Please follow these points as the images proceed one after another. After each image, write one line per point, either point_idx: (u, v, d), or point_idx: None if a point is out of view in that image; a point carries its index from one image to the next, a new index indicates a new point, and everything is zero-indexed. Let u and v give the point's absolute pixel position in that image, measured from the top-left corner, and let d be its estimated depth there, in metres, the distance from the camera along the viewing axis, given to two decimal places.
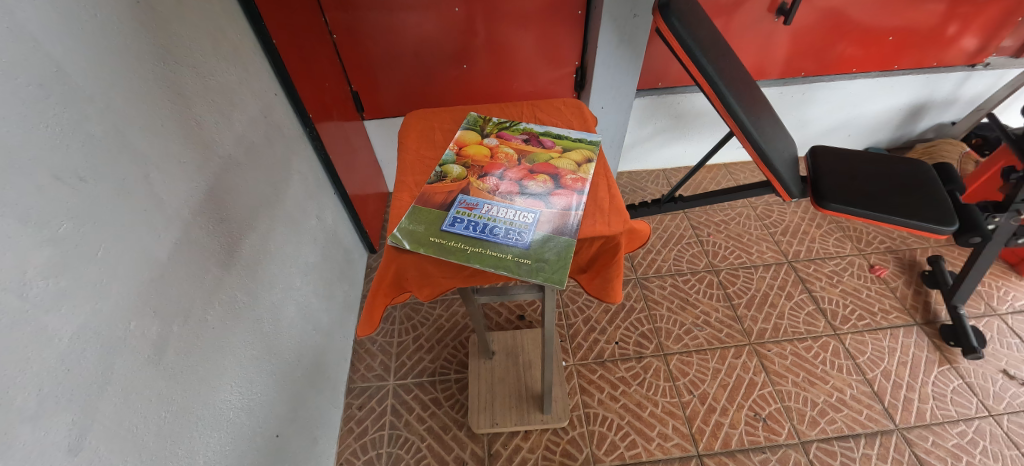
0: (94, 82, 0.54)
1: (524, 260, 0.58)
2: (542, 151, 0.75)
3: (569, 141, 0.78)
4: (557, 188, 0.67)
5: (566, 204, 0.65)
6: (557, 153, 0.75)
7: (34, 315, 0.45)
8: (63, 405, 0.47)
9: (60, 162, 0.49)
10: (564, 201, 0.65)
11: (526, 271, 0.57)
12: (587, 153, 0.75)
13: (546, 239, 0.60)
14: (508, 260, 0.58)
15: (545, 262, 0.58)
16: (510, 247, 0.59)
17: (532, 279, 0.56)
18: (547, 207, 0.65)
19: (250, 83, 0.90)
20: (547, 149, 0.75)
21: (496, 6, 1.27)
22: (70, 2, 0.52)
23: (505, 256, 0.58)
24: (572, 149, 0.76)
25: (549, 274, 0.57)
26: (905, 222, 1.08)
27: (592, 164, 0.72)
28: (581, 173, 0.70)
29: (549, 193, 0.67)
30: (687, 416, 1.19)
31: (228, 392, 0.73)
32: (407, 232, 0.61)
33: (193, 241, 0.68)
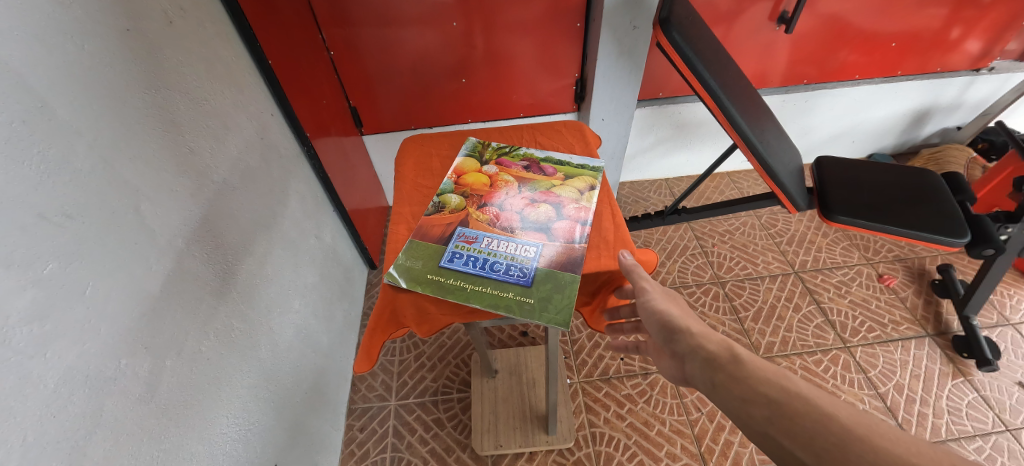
0: (81, 114, 0.52)
1: (526, 298, 0.56)
2: (544, 179, 0.73)
3: (570, 167, 0.76)
4: (560, 217, 0.66)
5: (569, 236, 0.63)
6: (560, 180, 0.73)
7: (19, 362, 0.44)
8: (52, 452, 0.46)
9: (43, 199, 0.47)
10: (570, 231, 0.64)
11: (529, 311, 0.55)
12: (591, 180, 0.73)
13: (549, 275, 0.59)
14: (509, 298, 0.56)
15: (548, 300, 0.56)
16: (511, 284, 0.58)
17: (535, 320, 0.55)
18: (550, 239, 0.63)
19: (246, 105, 0.89)
20: (549, 176, 0.74)
21: (494, 18, 1.26)
22: (54, 36, 0.51)
23: (506, 294, 0.57)
24: (575, 176, 0.74)
25: (554, 315, 0.55)
26: (915, 234, 1.06)
27: (595, 192, 0.71)
28: (584, 201, 0.69)
29: (552, 223, 0.65)
30: (696, 435, 1.17)
31: (225, 425, 0.71)
32: (404, 268, 0.59)
33: (186, 271, 0.66)
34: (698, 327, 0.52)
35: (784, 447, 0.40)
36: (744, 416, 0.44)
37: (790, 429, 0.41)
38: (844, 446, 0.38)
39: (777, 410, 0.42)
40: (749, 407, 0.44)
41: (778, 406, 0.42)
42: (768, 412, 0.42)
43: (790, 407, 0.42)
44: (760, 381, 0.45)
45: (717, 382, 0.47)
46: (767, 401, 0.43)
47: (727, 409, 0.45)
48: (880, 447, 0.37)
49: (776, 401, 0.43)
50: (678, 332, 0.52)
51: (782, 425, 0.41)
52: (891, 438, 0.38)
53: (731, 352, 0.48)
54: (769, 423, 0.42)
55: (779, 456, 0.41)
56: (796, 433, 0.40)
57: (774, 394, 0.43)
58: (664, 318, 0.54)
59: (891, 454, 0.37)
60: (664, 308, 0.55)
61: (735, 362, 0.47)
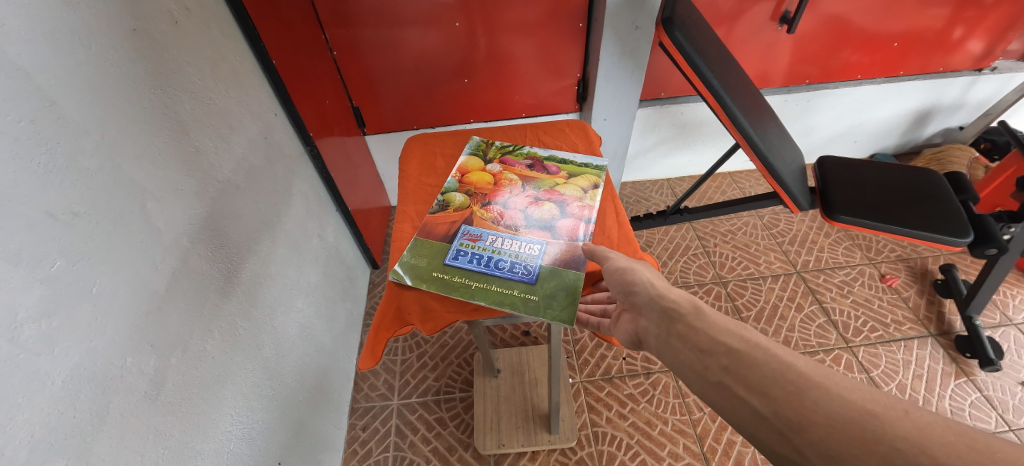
0: (88, 114, 0.53)
1: (530, 296, 0.57)
2: (547, 177, 0.74)
3: (574, 166, 0.76)
4: (564, 215, 0.66)
5: (573, 234, 0.64)
6: (563, 179, 0.73)
7: (26, 359, 0.44)
8: (60, 448, 0.46)
9: (51, 197, 0.48)
10: (573, 229, 0.64)
11: (534, 308, 0.56)
12: (594, 178, 0.73)
13: (553, 273, 0.59)
14: (514, 296, 0.57)
15: (553, 297, 0.56)
16: (516, 282, 0.58)
17: (540, 317, 0.55)
18: (554, 237, 0.63)
19: (250, 105, 0.89)
20: (552, 175, 0.74)
21: (496, 18, 1.26)
22: (62, 35, 0.51)
23: (511, 292, 0.57)
24: (578, 175, 0.74)
25: (558, 312, 0.55)
26: (918, 234, 1.06)
27: (598, 190, 0.71)
28: (587, 199, 0.69)
29: (556, 221, 0.66)
30: (698, 434, 1.17)
31: (229, 423, 0.72)
32: (409, 266, 0.60)
33: (191, 270, 0.67)
34: (663, 285, 0.52)
35: (738, 394, 0.39)
36: (701, 366, 0.43)
37: (745, 376, 0.40)
38: (795, 392, 0.37)
39: (734, 359, 0.41)
40: (705, 358, 0.43)
41: (735, 356, 0.41)
42: (725, 361, 0.42)
43: (747, 355, 0.41)
44: (719, 332, 0.44)
45: (675, 333, 0.46)
46: (724, 350, 0.42)
47: (683, 358, 0.45)
48: (829, 392, 0.36)
49: (733, 350, 0.42)
50: (642, 289, 0.52)
51: (737, 374, 0.40)
52: (841, 384, 0.36)
53: (694, 305, 0.48)
54: (725, 372, 0.41)
55: (730, 403, 0.40)
56: (750, 381, 0.39)
57: (732, 344, 0.42)
58: (629, 275, 0.55)
59: (839, 398, 0.35)
60: (630, 269, 0.55)
61: (696, 315, 0.47)
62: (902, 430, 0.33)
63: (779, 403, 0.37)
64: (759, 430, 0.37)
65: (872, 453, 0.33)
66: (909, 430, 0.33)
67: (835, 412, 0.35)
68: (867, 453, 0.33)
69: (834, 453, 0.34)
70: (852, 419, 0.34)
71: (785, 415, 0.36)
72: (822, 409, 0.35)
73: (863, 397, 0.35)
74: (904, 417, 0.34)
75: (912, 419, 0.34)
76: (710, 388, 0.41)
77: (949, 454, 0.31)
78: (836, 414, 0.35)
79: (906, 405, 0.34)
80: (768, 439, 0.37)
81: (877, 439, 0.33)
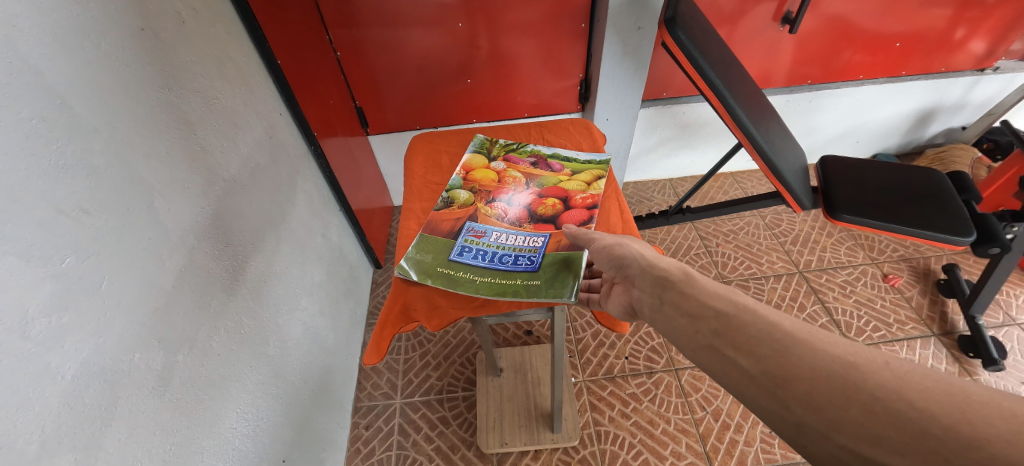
0: (97, 113, 0.53)
1: (533, 281, 0.58)
2: (551, 174, 0.74)
3: (578, 163, 0.77)
4: (568, 209, 0.67)
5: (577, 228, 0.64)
6: (567, 175, 0.74)
7: (38, 354, 0.45)
8: (69, 442, 0.47)
9: (62, 195, 0.48)
10: (577, 223, 0.65)
11: (536, 290, 0.57)
12: (598, 173, 0.74)
13: (553, 259, 0.60)
14: (517, 283, 0.57)
15: (554, 280, 0.58)
16: (519, 271, 0.59)
17: (543, 297, 0.56)
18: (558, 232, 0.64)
19: (256, 105, 0.90)
20: (556, 172, 0.75)
21: (499, 18, 1.27)
22: (73, 35, 0.52)
23: (514, 280, 0.58)
24: (582, 171, 0.75)
25: (561, 291, 0.56)
26: (922, 233, 1.05)
27: (602, 182, 0.72)
28: (591, 192, 0.70)
29: (560, 215, 0.66)
30: (701, 434, 1.17)
31: (235, 420, 0.72)
32: (414, 262, 0.60)
33: (198, 267, 0.67)
34: (652, 255, 0.52)
35: (727, 356, 0.39)
36: (692, 330, 0.43)
37: (733, 336, 0.40)
38: (782, 350, 0.37)
39: (724, 323, 0.41)
40: (696, 323, 0.43)
41: (724, 319, 0.41)
42: (715, 325, 0.42)
43: (737, 317, 0.41)
44: (708, 297, 0.44)
45: (667, 301, 0.47)
46: (713, 314, 0.42)
47: (675, 325, 0.45)
48: (813, 348, 0.36)
49: (722, 313, 0.42)
50: (633, 262, 0.53)
51: (727, 336, 0.40)
52: (825, 340, 0.36)
53: (685, 273, 0.48)
54: (715, 335, 0.41)
55: (720, 364, 0.40)
56: (740, 342, 0.39)
57: (721, 307, 0.43)
58: (619, 249, 0.55)
59: (821, 353, 0.35)
60: (618, 243, 0.55)
61: (687, 282, 0.47)
62: (882, 379, 0.33)
63: (768, 361, 0.37)
64: (747, 387, 0.37)
65: (852, 403, 0.33)
66: (887, 379, 0.33)
67: (818, 367, 0.35)
68: (849, 404, 0.33)
69: (819, 405, 0.34)
70: (834, 371, 0.34)
71: (772, 372, 0.36)
72: (806, 364, 0.35)
73: (846, 351, 0.35)
74: (883, 367, 0.33)
75: (892, 370, 0.33)
76: (701, 351, 0.41)
77: (926, 400, 0.31)
78: (819, 368, 0.35)
79: (887, 357, 0.34)
80: (757, 396, 0.37)
81: (858, 390, 0.33)
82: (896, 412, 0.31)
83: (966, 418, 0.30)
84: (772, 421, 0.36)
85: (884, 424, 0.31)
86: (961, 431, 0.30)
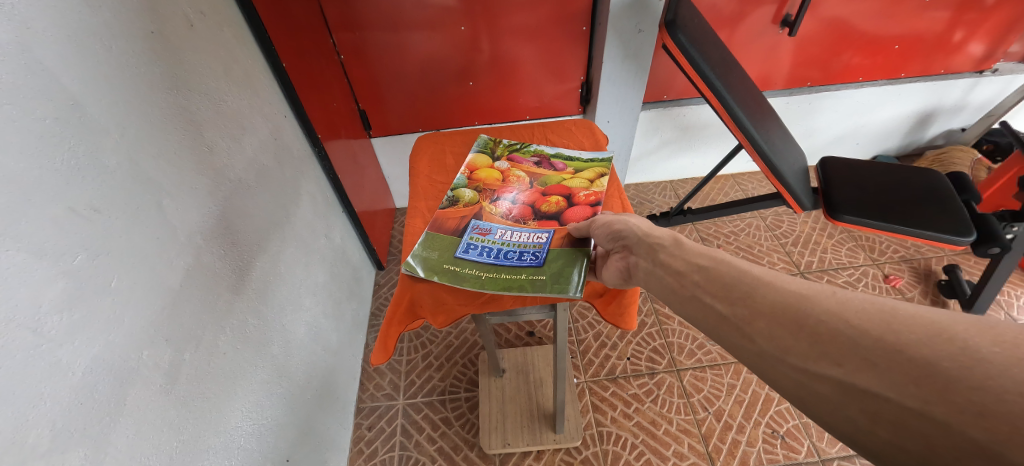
0: (108, 114, 0.54)
1: (537, 276, 0.59)
2: (554, 173, 0.75)
3: (580, 162, 0.78)
4: (571, 206, 0.68)
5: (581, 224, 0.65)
6: (569, 174, 0.75)
7: (50, 349, 0.46)
8: (79, 437, 0.47)
9: (74, 193, 0.49)
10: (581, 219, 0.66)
11: (542, 285, 0.57)
12: (600, 171, 0.75)
13: (557, 254, 0.61)
14: (522, 278, 0.58)
15: (559, 275, 0.58)
16: (524, 266, 0.60)
17: (549, 292, 0.56)
18: (562, 227, 0.65)
19: (261, 107, 0.91)
20: (559, 171, 0.76)
21: (500, 22, 1.28)
22: (86, 36, 0.53)
23: (519, 275, 0.59)
24: (585, 170, 0.76)
25: (566, 287, 0.57)
26: (919, 232, 1.06)
27: (604, 179, 0.73)
28: (593, 189, 0.71)
29: (563, 212, 0.67)
30: (703, 434, 1.17)
31: (239, 419, 0.72)
32: (421, 259, 0.61)
33: (204, 266, 0.68)
34: (645, 224, 0.55)
35: (706, 303, 0.43)
36: (677, 284, 0.46)
37: (711, 285, 0.43)
38: (749, 292, 0.40)
39: (704, 275, 0.44)
40: (681, 278, 0.46)
41: (704, 272, 0.45)
42: (697, 277, 0.45)
43: (715, 269, 0.44)
44: (692, 255, 0.47)
45: (656, 263, 0.50)
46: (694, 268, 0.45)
47: (664, 283, 0.48)
48: (773, 287, 0.39)
49: (703, 267, 0.45)
50: (630, 232, 0.55)
51: (706, 286, 0.43)
52: (785, 280, 0.39)
53: (674, 238, 0.51)
54: (696, 287, 0.44)
55: (700, 311, 0.43)
56: (717, 289, 0.42)
57: (702, 263, 0.46)
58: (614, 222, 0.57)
59: (781, 290, 0.39)
60: (617, 218, 0.57)
61: (675, 245, 0.50)
62: (826, 304, 0.35)
63: (737, 302, 0.40)
64: (720, 329, 0.40)
65: (800, 329, 0.35)
66: (830, 304, 0.35)
67: (777, 302, 0.38)
68: (798, 329, 0.36)
69: (775, 334, 0.36)
70: (788, 304, 0.37)
71: (740, 311, 0.40)
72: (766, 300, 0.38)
73: (800, 287, 0.38)
74: (828, 295, 0.36)
75: (836, 296, 0.35)
76: (685, 302, 0.44)
77: (860, 317, 0.33)
78: (776, 303, 0.38)
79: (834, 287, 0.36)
80: (727, 334, 0.40)
81: (805, 317, 0.36)
82: (834, 331, 0.34)
83: (890, 328, 0.32)
84: (742, 356, 0.39)
85: (825, 343, 0.34)
86: (887, 340, 0.32)
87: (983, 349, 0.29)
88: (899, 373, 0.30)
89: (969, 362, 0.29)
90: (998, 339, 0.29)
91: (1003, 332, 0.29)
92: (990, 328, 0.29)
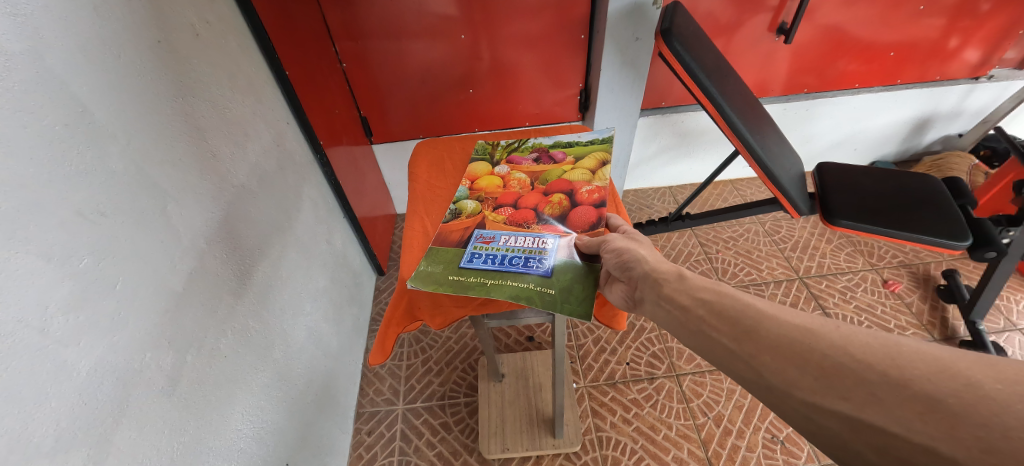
0: (116, 121, 0.56)
1: (548, 289, 0.58)
2: (555, 167, 0.78)
3: (580, 146, 0.82)
4: (575, 204, 0.70)
5: (586, 225, 0.67)
6: (570, 164, 0.78)
7: (56, 350, 0.47)
8: (82, 439, 0.48)
9: (83, 198, 0.51)
10: (585, 220, 0.67)
11: (550, 300, 0.57)
12: (599, 155, 0.79)
13: (567, 267, 0.61)
14: (529, 289, 0.58)
15: (568, 291, 0.58)
16: (532, 276, 0.60)
17: (556, 308, 0.56)
18: (567, 230, 0.67)
19: (264, 114, 0.92)
20: (560, 163, 0.79)
21: (500, 30, 1.30)
22: (95, 47, 0.54)
23: (527, 285, 0.59)
24: (585, 157, 0.79)
25: (573, 303, 0.57)
26: (917, 238, 1.07)
27: (605, 167, 0.76)
28: (596, 181, 0.74)
29: (569, 212, 0.69)
30: (703, 439, 1.17)
31: (241, 422, 0.73)
32: (425, 273, 0.61)
33: (208, 270, 0.69)
34: (652, 256, 0.58)
35: (713, 336, 0.47)
36: (682, 318, 0.51)
37: (716, 321, 0.48)
38: (755, 325, 0.45)
39: (709, 309, 0.49)
40: (687, 312, 0.50)
41: (710, 306, 0.49)
42: (703, 312, 0.49)
43: (721, 305, 0.49)
44: (697, 290, 0.52)
45: (662, 296, 0.54)
46: (701, 303, 0.50)
47: (671, 316, 0.52)
48: (777, 321, 0.44)
49: (709, 302, 0.50)
50: (637, 264, 0.57)
51: (713, 319, 0.48)
52: (788, 314, 0.44)
53: (679, 273, 0.55)
54: (703, 321, 0.49)
55: (707, 343, 0.48)
56: (724, 323, 0.47)
57: (708, 297, 0.50)
58: (623, 249, 0.59)
59: (785, 324, 0.44)
60: (627, 246, 0.59)
61: (680, 279, 0.54)
62: (830, 340, 0.41)
63: (744, 336, 0.45)
64: (728, 360, 0.45)
65: (806, 363, 0.40)
66: (835, 339, 0.41)
67: (782, 335, 0.43)
68: (806, 363, 0.41)
69: (781, 369, 0.42)
70: (793, 338, 0.42)
71: (746, 347, 0.44)
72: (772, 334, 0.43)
73: (804, 321, 0.43)
74: (833, 330, 0.41)
75: (840, 331, 0.41)
76: (692, 335, 0.49)
77: (866, 353, 0.38)
78: (781, 336, 0.43)
79: (837, 322, 0.41)
80: (736, 366, 0.45)
81: (811, 350, 0.41)
82: (839, 365, 0.39)
83: (894, 363, 0.37)
84: (748, 385, 0.44)
85: (831, 377, 0.39)
86: (893, 375, 0.37)
87: (987, 386, 0.34)
88: (908, 408, 0.35)
89: (972, 398, 0.34)
90: (995, 375, 0.34)
91: (1002, 370, 0.34)
92: (990, 366, 0.35)
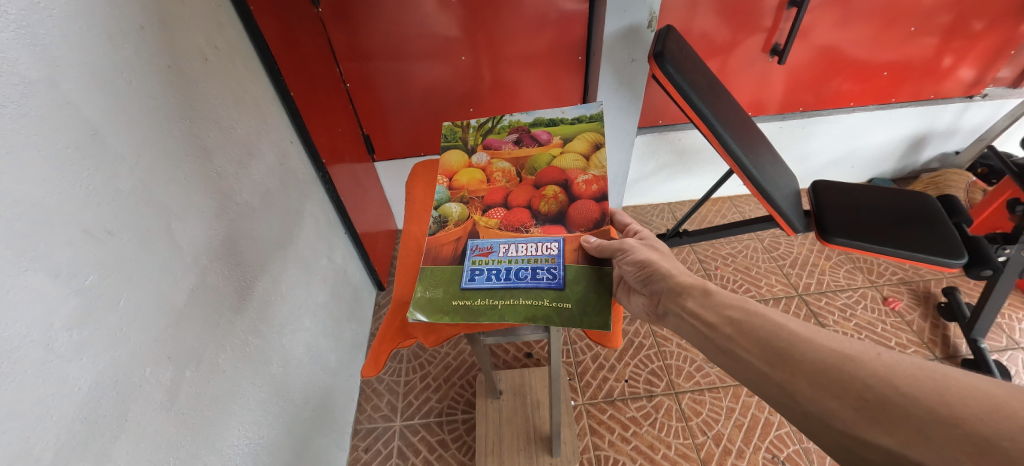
0: (126, 143, 0.58)
1: (564, 304, 0.60)
2: (542, 154, 0.79)
3: (566, 124, 0.82)
4: (573, 197, 0.72)
5: (583, 223, 0.69)
6: (558, 148, 0.79)
7: (58, 365, 0.48)
8: (80, 454, 0.49)
9: (90, 217, 0.52)
10: (586, 217, 0.69)
11: (569, 317, 0.59)
12: (588, 135, 0.79)
13: (577, 277, 0.63)
14: (547, 307, 0.60)
15: (585, 303, 0.60)
16: (545, 291, 0.62)
17: (577, 325, 0.58)
18: (568, 230, 0.69)
19: (269, 133, 0.95)
20: (546, 147, 0.79)
21: (500, 51, 1.33)
22: (108, 72, 0.57)
23: (542, 302, 0.61)
24: (574, 138, 0.79)
25: (591, 314, 0.59)
26: (913, 256, 1.07)
27: (596, 150, 0.77)
28: (591, 168, 0.75)
29: (567, 209, 0.71)
30: (702, 458, 1.16)
31: (238, 437, 0.74)
32: (428, 300, 0.62)
33: (209, 286, 0.70)
34: (677, 272, 0.63)
35: (745, 357, 0.50)
36: (710, 336, 0.55)
37: (745, 340, 0.51)
38: (789, 349, 0.48)
39: (736, 328, 0.53)
40: (714, 330, 0.55)
41: (737, 325, 0.53)
42: (729, 331, 0.53)
43: (749, 323, 0.52)
44: (723, 307, 0.56)
45: (687, 311, 0.58)
46: (729, 321, 0.53)
47: (697, 332, 0.56)
48: (814, 345, 0.47)
49: (736, 321, 0.53)
50: (662, 279, 0.62)
51: (742, 339, 0.52)
52: (824, 337, 0.47)
53: (704, 288, 0.59)
54: (730, 340, 0.52)
55: (739, 364, 0.51)
56: (755, 344, 0.50)
57: (735, 316, 0.54)
58: (647, 262, 0.64)
59: (822, 348, 0.46)
60: (652, 261, 0.64)
61: (705, 296, 0.58)
62: (872, 368, 0.43)
63: (778, 360, 0.48)
64: (762, 383, 0.48)
65: (846, 392, 0.43)
66: (876, 367, 0.43)
67: (820, 360, 0.45)
68: (846, 391, 0.43)
69: (819, 397, 0.44)
70: (831, 364, 0.45)
71: (779, 370, 0.47)
72: (811, 361, 0.46)
73: (843, 346, 0.45)
74: (874, 358, 0.43)
75: (881, 360, 0.43)
76: (721, 353, 0.53)
77: (910, 384, 0.41)
78: (819, 362, 0.45)
79: (878, 351, 0.44)
80: (772, 391, 0.47)
81: (852, 378, 0.43)
82: (881, 396, 0.41)
83: (943, 399, 0.39)
84: (785, 410, 0.46)
85: (875, 409, 0.41)
86: (941, 411, 0.38)
87: None
88: (955, 448, 0.37)
89: None
90: None
91: None
92: None
